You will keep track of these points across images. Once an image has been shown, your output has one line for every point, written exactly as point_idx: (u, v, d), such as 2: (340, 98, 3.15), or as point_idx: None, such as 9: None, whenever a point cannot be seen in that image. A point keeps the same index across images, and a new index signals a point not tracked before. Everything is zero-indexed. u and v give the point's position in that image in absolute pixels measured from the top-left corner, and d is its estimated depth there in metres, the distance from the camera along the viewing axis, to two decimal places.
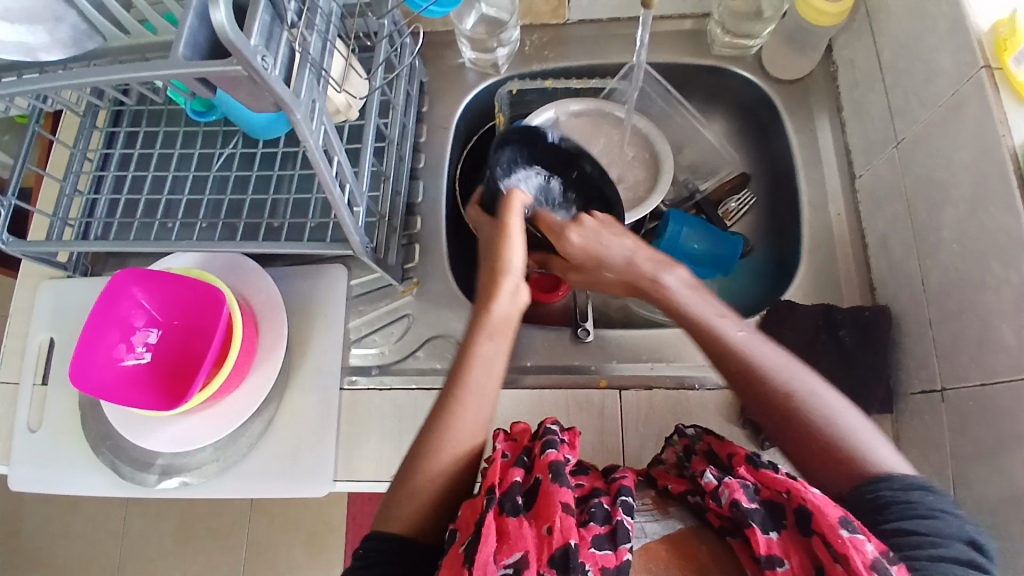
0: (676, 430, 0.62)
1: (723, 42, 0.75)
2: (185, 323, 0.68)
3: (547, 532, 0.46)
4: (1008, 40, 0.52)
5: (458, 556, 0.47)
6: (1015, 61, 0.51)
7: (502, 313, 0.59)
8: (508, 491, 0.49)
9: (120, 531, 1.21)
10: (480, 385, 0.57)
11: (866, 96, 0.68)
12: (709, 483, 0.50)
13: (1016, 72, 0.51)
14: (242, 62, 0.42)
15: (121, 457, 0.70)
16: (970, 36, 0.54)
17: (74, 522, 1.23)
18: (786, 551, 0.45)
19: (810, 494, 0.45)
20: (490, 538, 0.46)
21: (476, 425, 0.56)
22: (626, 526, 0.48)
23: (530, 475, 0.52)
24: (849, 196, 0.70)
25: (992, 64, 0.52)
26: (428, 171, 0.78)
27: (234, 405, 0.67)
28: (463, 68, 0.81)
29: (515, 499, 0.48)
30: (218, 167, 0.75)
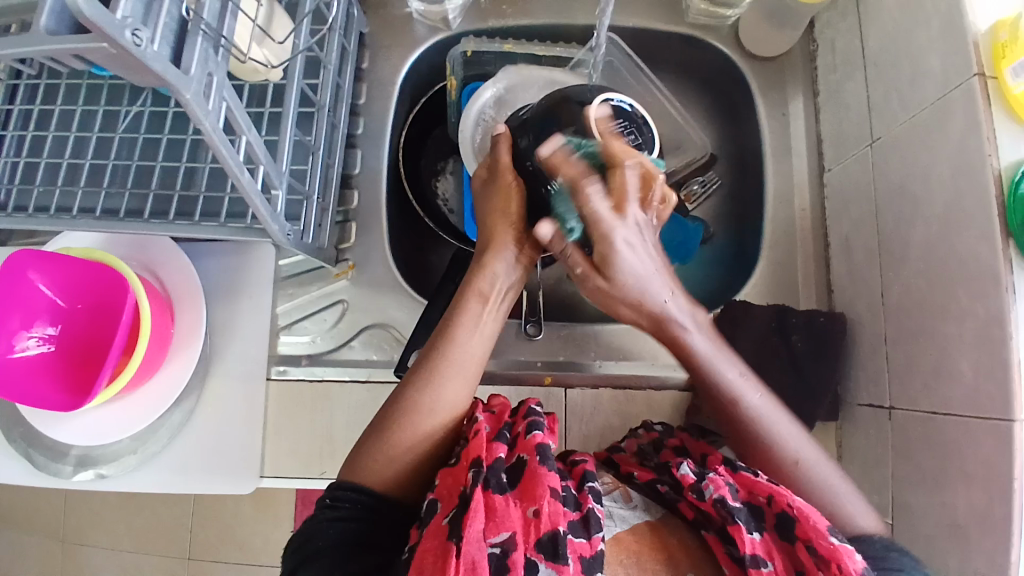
0: (643, 422, 0.61)
1: (698, 9, 0.68)
2: (90, 306, 0.61)
3: (534, 515, 0.42)
4: (1007, 44, 0.47)
5: (444, 529, 0.42)
6: (1011, 70, 0.46)
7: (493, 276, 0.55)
8: (493, 465, 0.44)
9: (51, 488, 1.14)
10: (477, 336, 0.54)
11: (845, 83, 0.63)
12: (688, 476, 0.47)
13: (1010, 82, 0.46)
14: (106, 39, 0.34)
15: (35, 445, 0.64)
16: (965, 34, 0.49)
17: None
18: (769, 553, 0.43)
19: (795, 501, 0.43)
20: (478, 513, 0.41)
21: (472, 375, 0.53)
22: (597, 513, 0.43)
23: (510, 453, 0.46)
24: (816, 190, 0.66)
25: (986, 70, 0.48)
26: (368, 139, 0.70)
27: (155, 392, 0.62)
28: (411, 20, 0.72)
29: (500, 475, 0.43)
30: (125, 127, 0.67)
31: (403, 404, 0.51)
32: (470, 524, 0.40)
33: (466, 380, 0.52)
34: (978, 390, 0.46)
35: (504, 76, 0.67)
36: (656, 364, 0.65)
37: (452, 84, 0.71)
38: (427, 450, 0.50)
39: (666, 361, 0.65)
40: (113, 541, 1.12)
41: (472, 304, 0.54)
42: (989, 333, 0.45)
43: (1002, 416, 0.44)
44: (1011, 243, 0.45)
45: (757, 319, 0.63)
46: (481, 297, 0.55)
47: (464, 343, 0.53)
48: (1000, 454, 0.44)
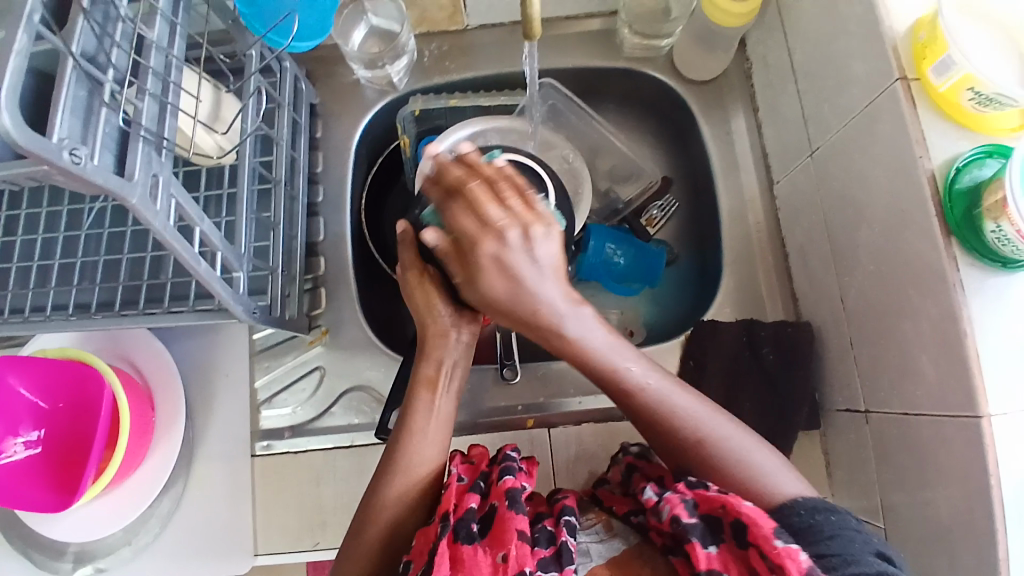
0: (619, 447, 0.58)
1: (632, 43, 0.70)
2: (71, 404, 0.61)
3: (502, 560, 0.42)
4: (926, 45, 0.47)
5: None
6: (931, 69, 0.47)
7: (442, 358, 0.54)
8: (463, 516, 0.44)
9: None
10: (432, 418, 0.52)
11: (780, 97, 0.64)
12: (649, 499, 0.47)
13: (932, 80, 0.47)
14: (43, 160, 0.36)
15: (31, 543, 0.64)
16: (884, 39, 0.49)
17: None
18: (726, 565, 0.43)
19: (743, 506, 0.42)
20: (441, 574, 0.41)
21: (432, 450, 0.52)
22: (570, 545, 0.44)
23: (485, 503, 0.47)
24: (768, 203, 0.68)
25: (907, 72, 0.48)
26: (329, 205, 0.72)
27: (142, 482, 0.62)
28: (359, 86, 0.74)
29: (470, 525, 0.44)
30: (92, 224, 0.69)
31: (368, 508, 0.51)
32: None
33: (422, 457, 0.51)
34: (943, 388, 0.46)
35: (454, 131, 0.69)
36: None
37: (405, 142, 0.74)
38: (395, 533, 0.50)
39: None
40: None
41: (422, 392, 0.53)
42: (944, 331, 0.46)
43: (968, 412, 0.44)
44: (952, 240, 0.45)
45: (726, 337, 0.63)
46: (432, 383, 0.53)
47: (416, 429, 0.52)
48: (970, 450, 0.44)
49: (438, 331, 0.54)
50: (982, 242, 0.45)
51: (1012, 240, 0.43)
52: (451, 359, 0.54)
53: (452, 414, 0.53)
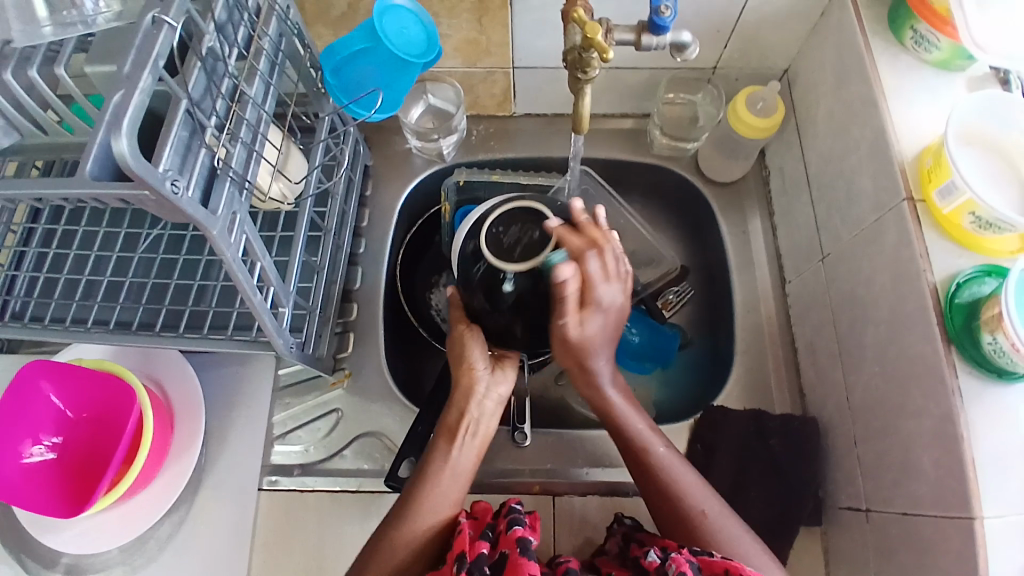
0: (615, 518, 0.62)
1: (661, 142, 0.77)
2: (94, 416, 0.64)
3: None
4: (932, 170, 0.52)
5: None
6: (936, 192, 0.52)
7: (471, 416, 0.59)
8: (476, 559, 0.47)
9: None
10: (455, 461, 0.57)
11: (795, 205, 0.70)
12: (653, 561, 0.49)
13: (936, 202, 0.52)
14: (147, 186, 0.40)
15: (26, 552, 0.63)
16: (893, 162, 0.55)
17: None
18: None
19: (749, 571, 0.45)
20: None
21: (450, 495, 0.56)
22: None
23: (494, 550, 0.49)
24: (779, 299, 0.72)
25: (914, 193, 0.53)
26: (368, 257, 0.77)
27: (148, 502, 0.62)
28: (410, 154, 0.81)
29: (483, 568, 0.46)
30: (145, 249, 0.73)
31: (374, 547, 0.54)
32: None
33: (449, 493, 0.56)
34: (941, 487, 0.48)
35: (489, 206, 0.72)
36: None
37: (446, 209, 0.79)
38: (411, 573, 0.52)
39: None
40: None
41: (441, 442, 0.58)
42: (944, 431, 0.48)
43: (963, 512, 0.46)
44: (952, 347, 0.49)
45: (734, 422, 0.65)
46: (451, 433, 0.59)
47: (440, 473, 0.57)
48: (969, 551, 0.46)
49: (469, 385, 0.59)
50: (980, 351, 0.48)
51: (1007, 353, 0.46)
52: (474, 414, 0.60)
53: (470, 470, 0.58)
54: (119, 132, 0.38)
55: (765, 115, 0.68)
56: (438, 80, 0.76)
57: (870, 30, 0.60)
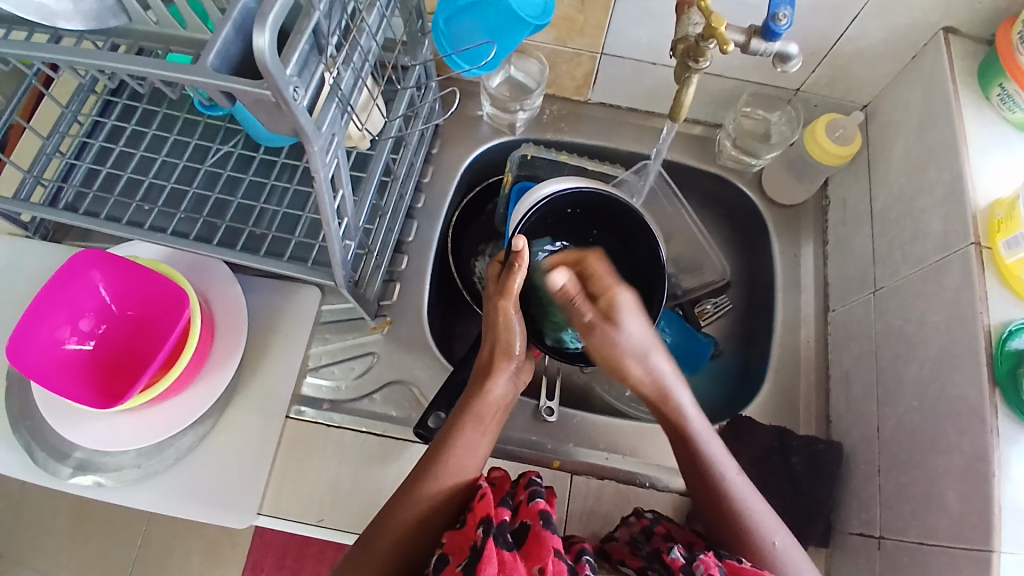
0: (635, 510, 0.63)
1: (729, 154, 0.78)
2: (138, 315, 0.64)
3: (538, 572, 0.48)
4: (1003, 221, 0.54)
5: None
6: (1003, 242, 0.53)
7: (495, 396, 0.62)
8: (500, 525, 0.51)
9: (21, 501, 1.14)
10: (476, 438, 0.60)
11: (852, 237, 0.72)
12: (678, 560, 0.53)
13: (1001, 252, 0.53)
14: (273, 88, 0.40)
15: (39, 441, 0.65)
16: (966, 208, 0.56)
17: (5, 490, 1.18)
18: None
19: None
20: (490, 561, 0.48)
21: (465, 472, 0.58)
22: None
23: (515, 518, 0.54)
24: (820, 326, 0.73)
25: (982, 240, 0.55)
26: (425, 213, 0.78)
27: (172, 412, 0.63)
28: (479, 120, 0.82)
29: (507, 535, 0.50)
30: (212, 162, 0.73)
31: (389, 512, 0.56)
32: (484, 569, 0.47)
33: (463, 463, 0.58)
34: (963, 522, 0.50)
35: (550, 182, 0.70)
36: (659, 467, 0.68)
37: (507, 179, 0.81)
38: (415, 537, 0.55)
39: (670, 465, 0.68)
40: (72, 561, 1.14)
41: (469, 426, 0.60)
42: (975, 470, 0.50)
43: (982, 546, 0.48)
44: (996, 390, 0.50)
45: (759, 434, 0.66)
46: (478, 417, 0.61)
47: (457, 449, 0.58)
48: None
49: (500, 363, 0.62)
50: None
51: None
52: (501, 398, 0.62)
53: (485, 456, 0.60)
54: (262, 26, 0.38)
55: (842, 143, 0.70)
56: (526, 54, 0.76)
57: (961, 79, 0.61)
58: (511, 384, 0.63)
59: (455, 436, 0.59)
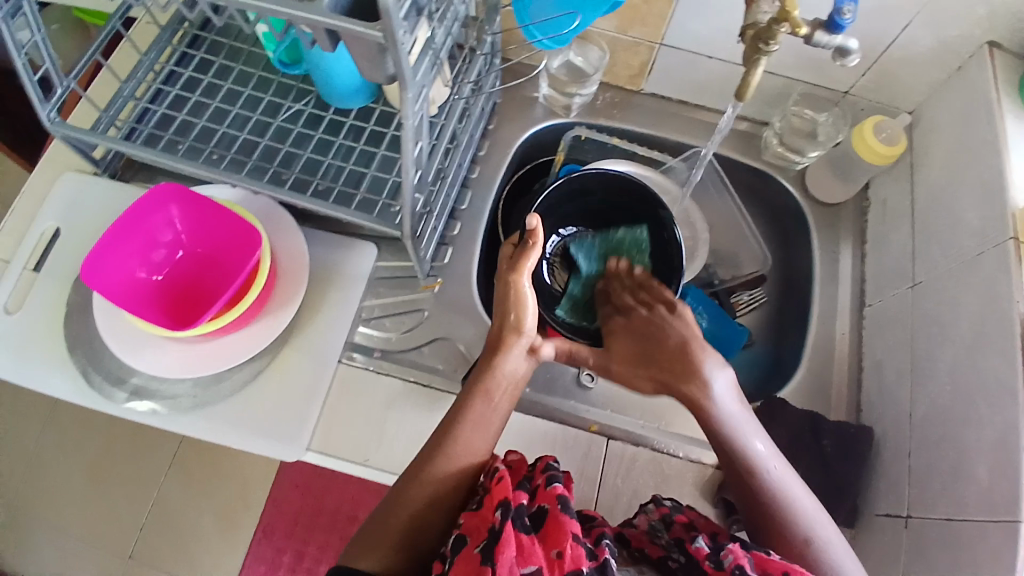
0: (653, 498, 0.63)
1: (774, 150, 0.81)
2: (206, 253, 0.68)
3: (557, 556, 0.49)
4: None
5: (473, 556, 0.49)
6: None
7: (509, 372, 0.61)
8: (518, 508, 0.50)
9: (63, 444, 1.21)
10: (488, 411, 0.60)
11: (892, 235, 0.74)
12: (703, 549, 0.53)
13: None
14: (388, 29, 0.44)
15: (96, 367, 0.67)
16: (1006, 204, 0.59)
17: (37, 435, 1.22)
18: None
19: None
20: (508, 544, 0.48)
21: (474, 446, 0.58)
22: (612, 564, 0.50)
23: (532, 501, 0.54)
24: (855, 319, 0.75)
25: (1019, 233, 0.57)
26: (479, 183, 0.81)
27: (231, 346, 0.66)
28: (535, 102, 0.85)
29: (526, 518, 0.50)
30: (284, 118, 0.77)
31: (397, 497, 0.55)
32: (503, 552, 0.48)
33: (473, 443, 0.58)
34: (992, 496, 0.52)
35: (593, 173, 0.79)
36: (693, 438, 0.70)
37: (559, 158, 0.84)
38: (429, 516, 0.54)
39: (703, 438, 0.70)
40: (92, 510, 1.19)
41: (478, 400, 0.59)
42: (1006, 446, 0.52)
43: (1011, 516, 0.50)
44: None
45: (792, 415, 0.69)
46: (487, 392, 0.60)
47: (466, 425, 0.58)
48: (1007, 550, 0.49)
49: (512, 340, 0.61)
50: None
51: None
52: (511, 375, 0.61)
53: (501, 424, 0.60)
54: None
55: (889, 144, 0.74)
56: (587, 41, 0.80)
57: (1005, 86, 0.64)
58: (519, 360, 0.62)
59: (465, 412, 0.59)
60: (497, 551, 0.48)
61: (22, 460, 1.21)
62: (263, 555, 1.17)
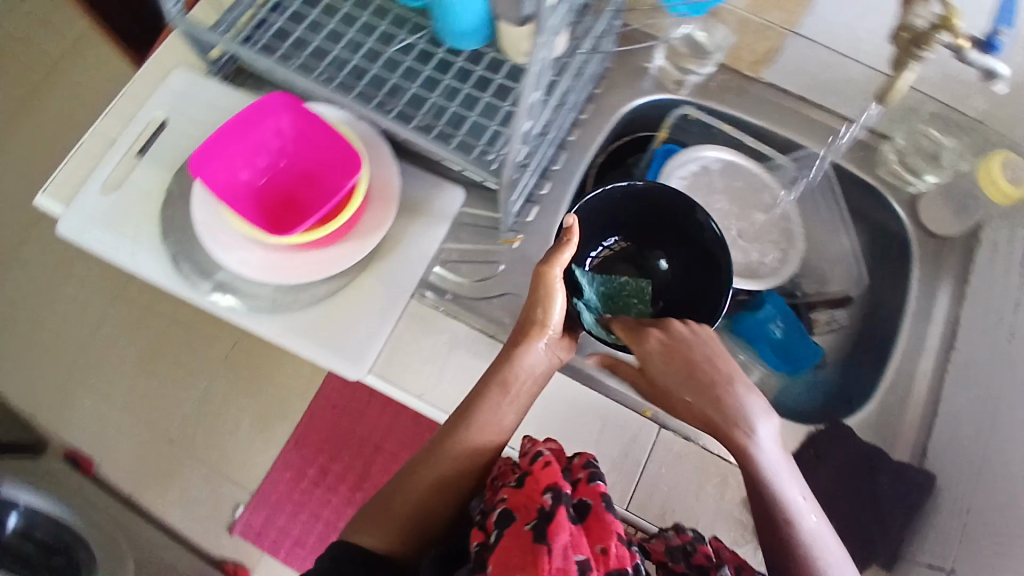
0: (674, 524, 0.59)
1: (889, 168, 0.77)
2: (307, 167, 0.68)
3: (602, 552, 0.48)
4: None
5: (524, 535, 0.49)
6: None
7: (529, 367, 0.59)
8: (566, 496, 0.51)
9: (127, 324, 1.28)
10: (504, 403, 0.59)
11: (1002, 284, 0.70)
12: None
13: None
14: None
15: (184, 256, 0.67)
16: None
17: (104, 311, 1.29)
18: None
19: None
20: (562, 531, 0.48)
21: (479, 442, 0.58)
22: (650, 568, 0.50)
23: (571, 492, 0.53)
24: (939, 362, 0.72)
25: None
26: (575, 146, 0.76)
27: (317, 263, 0.67)
28: (645, 73, 0.78)
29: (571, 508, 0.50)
30: (397, 49, 0.74)
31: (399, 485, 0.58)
32: (556, 537, 0.48)
33: (484, 431, 0.58)
34: None
35: (683, 159, 0.75)
36: None
37: (662, 135, 0.80)
38: (430, 505, 0.57)
39: None
40: (143, 389, 1.26)
41: (493, 393, 0.59)
42: None
43: None
44: None
45: (853, 445, 0.67)
46: (502, 387, 0.59)
47: (478, 415, 0.58)
48: None
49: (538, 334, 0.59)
50: None
51: None
52: (530, 369, 0.59)
53: (518, 416, 0.60)
54: None
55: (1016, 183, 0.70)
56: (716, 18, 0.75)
57: None
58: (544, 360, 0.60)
59: (479, 401, 0.59)
60: (551, 536, 0.48)
61: (87, 330, 1.29)
62: (290, 463, 1.21)
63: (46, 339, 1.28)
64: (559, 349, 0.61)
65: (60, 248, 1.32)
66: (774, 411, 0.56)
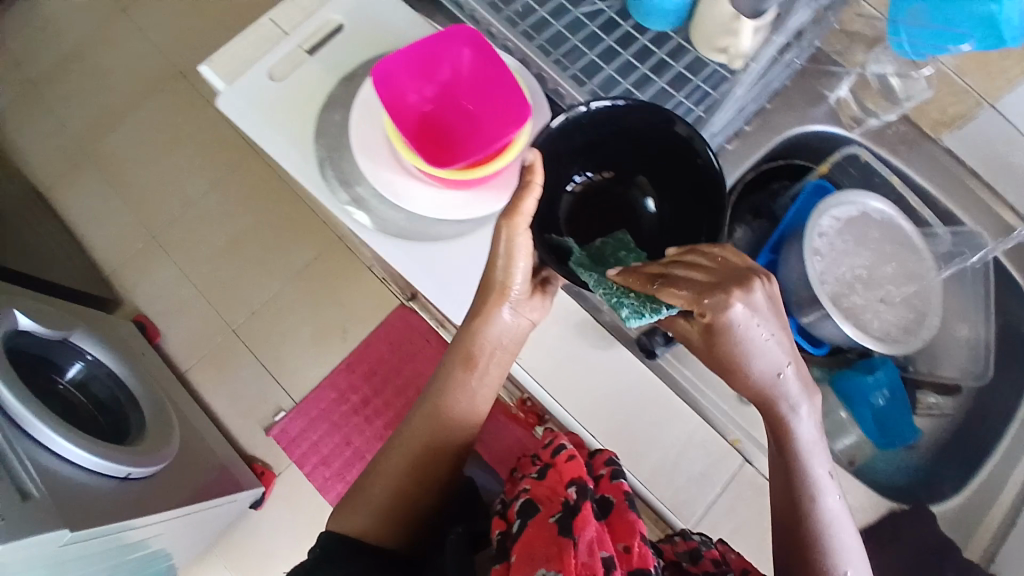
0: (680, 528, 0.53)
1: None
2: (476, 108, 0.65)
3: (625, 548, 0.44)
4: None
5: (551, 526, 0.45)
6: None
7: (499, 330, 0.56)
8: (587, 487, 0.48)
9: (221, 207, 1.32)
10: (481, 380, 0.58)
11: None
12: None
13: None
14: None
15: (331, 163, 0.68)
16: None
17: (204, 188, 1.33)
18: None
19: None
20: (587, 524, 0.44)
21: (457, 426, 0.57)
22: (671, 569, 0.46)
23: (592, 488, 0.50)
24: None
25: None
26: (732, 155, 0.73)
27: (457, 201, 0.66)
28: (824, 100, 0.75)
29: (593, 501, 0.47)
30: (583, 12, 0.71)
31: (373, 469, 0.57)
32: (585, 531, 0.44)
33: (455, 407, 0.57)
34: None
35: (844, 200, 0.70)
36: None
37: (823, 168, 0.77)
38: (409, 490, 0.56)
39: None
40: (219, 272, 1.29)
41: (458, 369, 0.57)
42: None
43: None
44: None
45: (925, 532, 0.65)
46: (468, 362, 0.57)
47: (451, 397, 0.57)
48: None
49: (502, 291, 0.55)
50: None
51: None
52: (497, 339, 0.57)
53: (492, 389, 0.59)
54: None
55: None
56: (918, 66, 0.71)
57: None
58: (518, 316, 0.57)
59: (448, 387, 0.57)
60: (580, 530, 0.44)
61: (184, 203, 1.33)
62: (335, 383, 1.23)
63: (145, 198, 1.33)
64: (527, 310, 0.57)
65: (180, 118, 1.36)
66: (819, 392, 0.51)
